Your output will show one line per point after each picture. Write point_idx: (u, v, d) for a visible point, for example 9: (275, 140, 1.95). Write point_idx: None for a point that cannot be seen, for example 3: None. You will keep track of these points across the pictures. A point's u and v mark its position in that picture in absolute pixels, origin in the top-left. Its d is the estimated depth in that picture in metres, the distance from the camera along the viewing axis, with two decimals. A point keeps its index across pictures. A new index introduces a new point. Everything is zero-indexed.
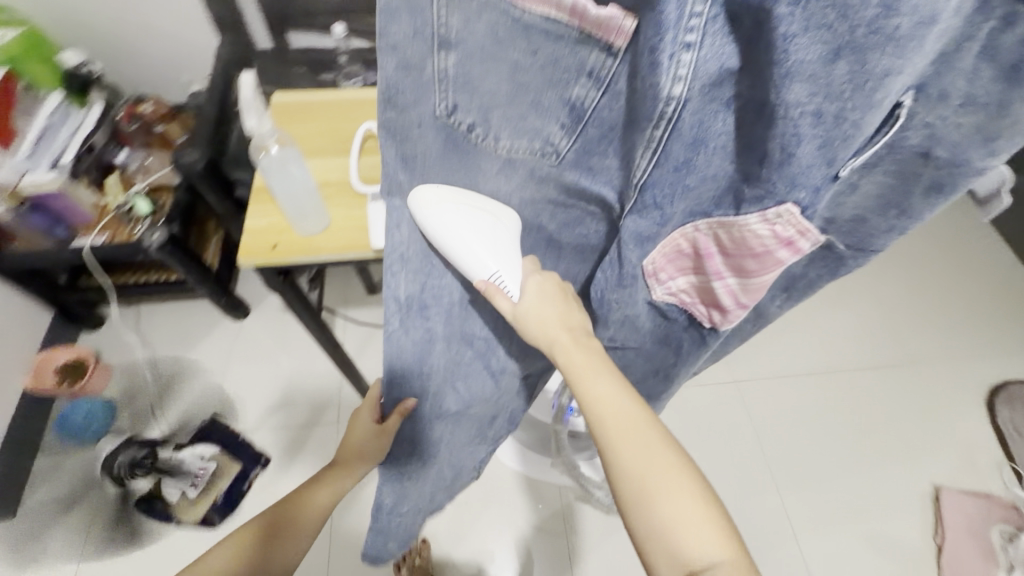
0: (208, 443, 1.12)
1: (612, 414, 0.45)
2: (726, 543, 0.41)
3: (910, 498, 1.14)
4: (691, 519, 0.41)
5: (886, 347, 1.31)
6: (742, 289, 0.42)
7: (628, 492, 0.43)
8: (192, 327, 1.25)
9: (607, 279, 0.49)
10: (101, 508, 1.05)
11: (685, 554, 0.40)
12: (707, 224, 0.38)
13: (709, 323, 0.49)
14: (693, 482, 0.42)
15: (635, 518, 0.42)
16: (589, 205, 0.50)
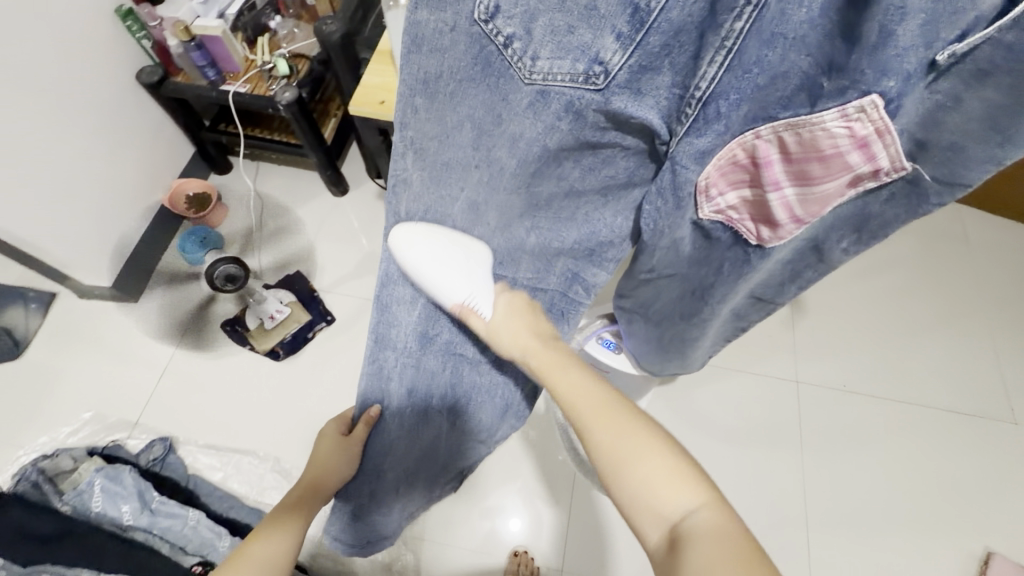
0: (288, 291, 1.25)
1: (587, 410, 0.54)
2: (701, 494, 0.45)
3: (951, 552, 1.04)
4: (657, 474, 0.47)
5: (981, 396, 1.17)
6: (798, 198, 0.45)
7: (606, 467, 0.50)
8: (298, 190, 1.39)
9: (654, 206, 0.50)
10: (195, 319, 1.23)
11: (664, 509, 0.45)
12: (772, 129, 0.39)
13: (755, 239, 0.52)
14: (665, 445, 0.49)
15: (620, 488, 0.48)
16: (625, 140, 0.47)
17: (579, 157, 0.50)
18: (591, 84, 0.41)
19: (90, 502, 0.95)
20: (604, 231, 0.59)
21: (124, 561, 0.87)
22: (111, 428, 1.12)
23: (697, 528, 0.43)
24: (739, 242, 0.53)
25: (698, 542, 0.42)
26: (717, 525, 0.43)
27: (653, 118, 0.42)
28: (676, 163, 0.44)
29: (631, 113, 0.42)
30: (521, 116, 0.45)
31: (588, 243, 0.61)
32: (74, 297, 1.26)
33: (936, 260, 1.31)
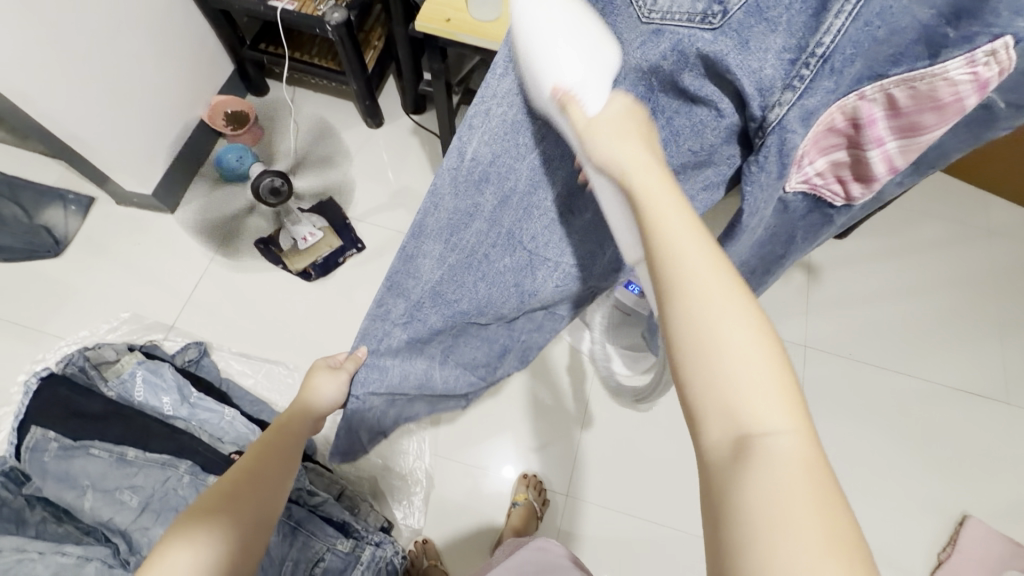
0: (320, 217, 1.28)
1: (683, 244, 0.35)
2: (793, 413, 0.31)
3: (930, 512, 1.12)
4: (751, 369, 0.32)
5: (978, 375, 1.22)
6: (899, 149, 0.44)
7: (687, 342, 0.33)
8: (334, 119, 1.40)
9: (754, 186, 0.43)
10: (229, 234, 1.26)
11: (745, 416, 0.31)
12: (880, 87, 0.38)
13: (842, 199, 0.51)
14: (764, 335, 0.33)
15: (693, 377, 0.33)
16: (721, 105, 0.42)
17: (670, 110, 0.44)
18: (706, 24, 0.37)
19: (132, 391, 1.01)
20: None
21: (167, 442, 0.94)
22: (149, 329, 1.17)
23: (778, 450, 0.29)
24: (819, 208, 0.53)
25: (781, 465, 0.28)
26: (805, 459, 0.29)
27: (752, 79, 0.38)
28: (782, 128, 0.39)
29: (733, 70, 0.38)
30: (623, 56, 0.42)
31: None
32: (113, 202, 1.28)
33: (954, 245, 1.34)
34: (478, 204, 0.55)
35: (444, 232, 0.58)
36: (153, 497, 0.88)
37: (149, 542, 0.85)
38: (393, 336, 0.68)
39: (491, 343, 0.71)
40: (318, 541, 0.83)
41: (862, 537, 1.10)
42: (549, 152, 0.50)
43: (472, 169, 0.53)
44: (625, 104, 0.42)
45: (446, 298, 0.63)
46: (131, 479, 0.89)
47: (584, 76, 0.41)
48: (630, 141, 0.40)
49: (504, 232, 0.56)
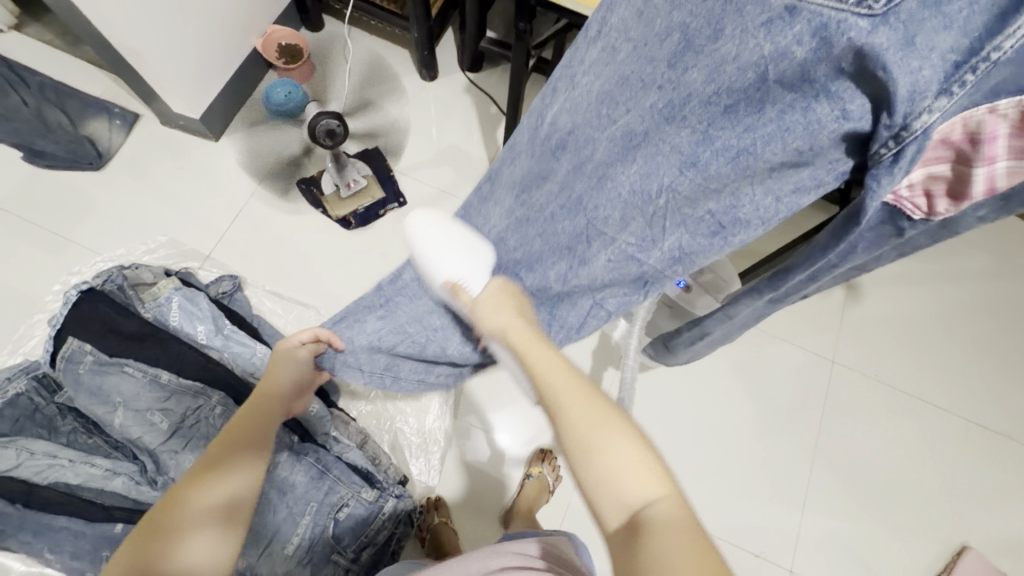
0: (364, 164, 1.25)
1: (560, 384, 0.51)
2: (663, 486, 0.44)
3: (932, 538, 1.13)
4: (620, 458, 0.45)
5: (1002, 414, 1.21)
6: (1005, 172, 0.41)
7: (575, 446, 0.47)
8: (387, 65, 1.35)
9: (878, 194, 0.40)
10: (271, 169, 1.24)
11: (625, 496, 0.44)
12: (1017, 105, 0.37)
13: (920, 215, 0.47)
14: (619, 424, 0.47)
15: (580, 471, 0.46)
16: (849, 103, 0.37)
17: (784, 104, 0.40)
18: (864, 10, 0.33)
19: (168, 315, 1.01)
20: (747, 211, 0.47)
21: (200, 371, 0.94)
22: (184, 256, 1.17)
23: (655, 515, 0.42)
24: (892, 221, 0.49)
25: (657, 529, 0.40)
26: (674, 514, 0.42)
27: (901, 84, 0.34)
28: (927, 138, 0.35)
29: (887, 68, 0.34)
30: (748, 32, 0.39)
31: (720, 217, 0.49)
32: (158, 121, 1.26)
33: (1001, 280, 1.32)
34: (554, 166, 0.57)
35: (524, 178, 0.61)
36: (184, 421, 0.90)
37: (177, 465, 0.87)
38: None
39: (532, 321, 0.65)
40: (343, 487, 0.85)
41: (860, 553, 1.11)
42: (632, 125, 0.48)
43: (553, 134, 0.57)
44: (500, 286, 0.62)
45: (507, 245, 0.65)
46: (162, 403, 0.90)
47: (468, 271, 0.63)
48: (506, 311, 0.59)
49: (572, 196, 0.56)
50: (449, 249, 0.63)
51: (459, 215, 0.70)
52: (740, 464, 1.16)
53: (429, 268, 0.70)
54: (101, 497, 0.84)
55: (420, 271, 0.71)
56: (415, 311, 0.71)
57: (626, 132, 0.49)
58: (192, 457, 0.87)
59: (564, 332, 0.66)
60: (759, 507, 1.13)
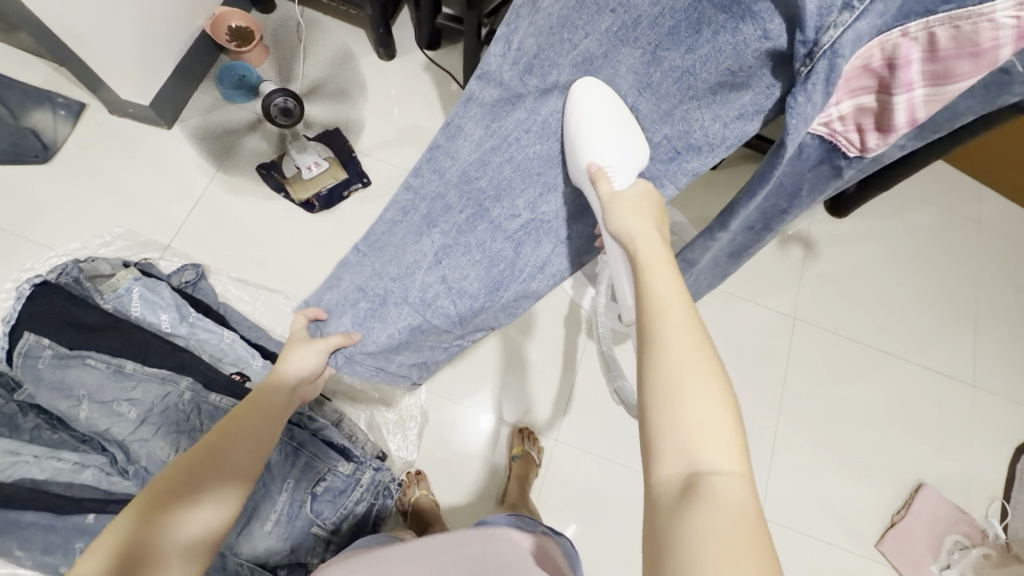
0: (325, 146, 1.24)
1: (672, 316, 0.47)
2: (738, 460, 0.41)
3: (892, 479, 1.19)
4: (703, 414, 0.42)
5: (951, 358, 1.28)
6: (922, 99, 0.45)
7: (660, 388, 0.44)
8: (342, 46, 1.33)
9: (797, 116, 0.43)
10: (228, 155, 1.21)
11: (697, 455, 0.41)
12: (923, 26, 0.40)
13: (856, 150, 0.51)
14: (714, 384, 0.44)
15: (652, 416, 0.43)
16: (769, 24, 0.42)
17: (720, 24, 0.44)
18: None
19: (129, 306, 0.98)
20: (699, 135, 0.54)
21: (167, 358, 0.92)
22: (143, 247, 1.14)
23: (718, 486, 0.39)
24: (829, 158, 0.53)
25: (714, 504, 0.38)
26: (742, 497, 0.39)
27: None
28: (835, 54, 0.39)
29: None
30: None
31: (676, 142, 0.56)
32: (106, 111, 1.22)
33: (947, 234, 1.38)
34: (519, 92, 0.59)
35: (484, 119, 0.63)
36: (152, 410, 0.87)
37: (148, 453, 0.85)
38: (416, 215, 0.73)
39: (490, 258, 0.71)
40: (321, 462, 0.86)
41: (827, 499, 1.16)
42: (591, 50, 0.53)
43: (518, 58, 0.56)
44: (646, 188, 0.57)
45: (468, 179, 0.67)
46: (129, 393, 0.88)
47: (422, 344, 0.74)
48: (646, 220, 0.55)
49: (541, 125, 0.62)
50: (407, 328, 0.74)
51: (420, 172, 0.70)
52: None
53: (401, 222, 0.75)
54: (70, 491, 0.83)
55: (393, 224, 0.75)
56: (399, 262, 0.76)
57: (586, 57, 0.54)
58: (162, 444, 0.85)
59: (527, 271, 0.71)
60: None
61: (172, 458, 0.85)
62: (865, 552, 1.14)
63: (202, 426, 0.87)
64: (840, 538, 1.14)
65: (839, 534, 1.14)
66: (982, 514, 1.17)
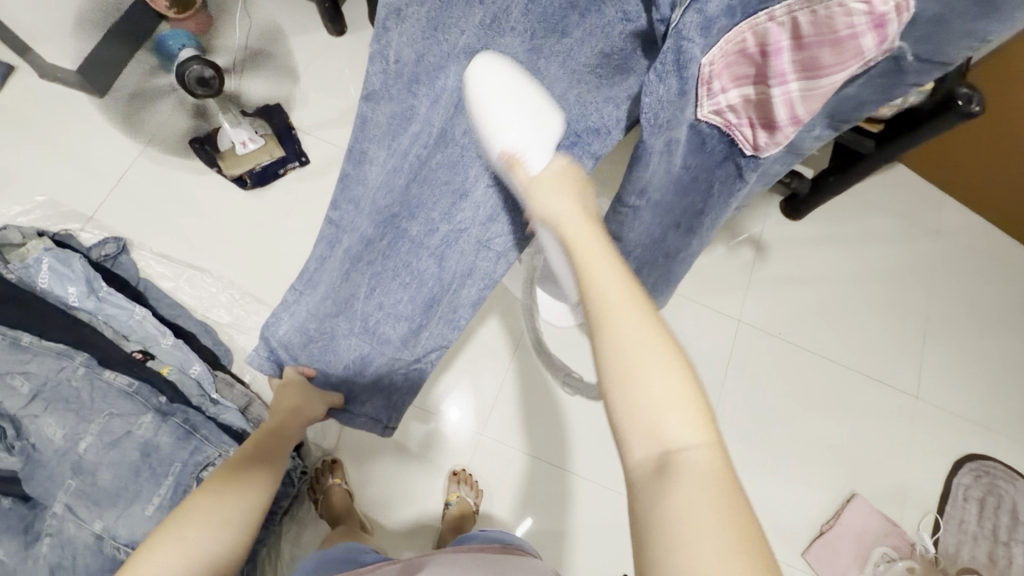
0: (264, 122, 1.20)
1: (607, 289, 0.41)
2: (705, 431, 0.37)
3: (826, 488, 1.17)
4: (655, 392, 0.37)
5: (897, 369, 1.26)
6: (802, 95, 0.40)
7: (612, 366, 0.39)
8: (291, 20, 1.28)
9: (650, 98, 0.40)
10: (161, 126, 1.17)
11: (661, 434, 0.37)
12: (787, 9, 0.35)
13: (750, 148, 0.46)
14: (668, 351, 0.39)
15: (614, 394, 0.38)
16: (626, 6, 0.49)
17: (582, 7, 0.50)
18: None
19: (36, 277, 0.94)
20: (596, 117, 0.55)
21: (66, 332, 0.91)
22: (63, 217, 1.09)
23: (691, 461, 0.36)
24: (733, 156, 0.49)
25: (692, 476, 0.34)
26: (710, 468, 0.35)
27: None
28: (679, 36, 0.36)
29: None
30: None
31: (575, 127, 0.56)
32: (36, 74, 1.18)
33: (904, 243, 1.35)
34: (412, 104, 0.59)
35: (386, 135, 0.62)
36: (45, 385, 0.85)
37: (37, 429, 0.83)
38: (341, 246, 0.71)
39: (418, 279, 0.67)
40: (212, 447, 0.86)
41: (759, 505, 1.14)
42: (472, 44, 0.55)
43: (400, 69, 0.57)
44: (560, 168, 0.50)
45: (383, 209, 0.65)
46: (24, 366, 0.85)
47: (530, 142, 0.51)
48: (562, 192, 0.48)
49: (439, 134, 0.61)
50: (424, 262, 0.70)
51: (337, 205, 0.70)
52: None
53: (330, 255, 0.73)
54: None
55: (322, 259, 0.73)
56: (324, 294, 0.73)
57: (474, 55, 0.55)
58: (52, 421, 0.83)
59: (456, 278, 0.66)
60: None
61: (58, 435, 0.83)
62: (792, 561, 1.12)
63: (95, 404, 0.85)
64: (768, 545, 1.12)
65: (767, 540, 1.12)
66: (913, 528, 1.15)
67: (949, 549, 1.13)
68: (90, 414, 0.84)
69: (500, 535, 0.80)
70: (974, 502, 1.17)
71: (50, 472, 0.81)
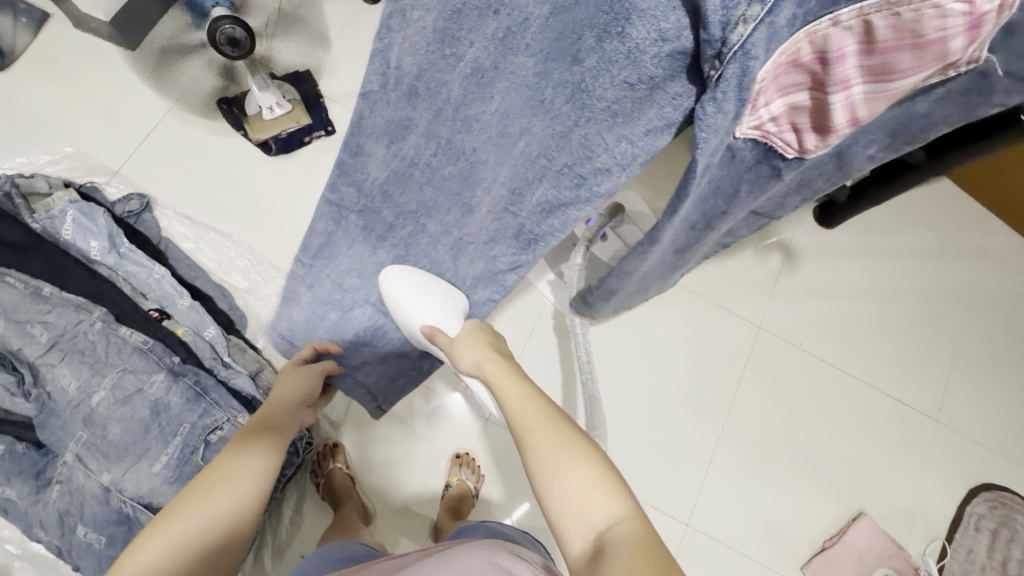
0: (292, 88, 1.18)
1: (525, 413, 0.57)
2: (621, 503, 0.48)
3: (833, 504, 1.14)
4: (573, 485, 0.49)
5: (920, 390, 1.22)
6: (866, 98, 0.34)
7: (539, 464, 0.52)
8: None
9: (706, 128, 0.36)
10: (189, 84, 1.16)
11: (587, 518, 0.47)
12: (858, 11, 0.29)
13: (794, 153, 0.40)
14: (585, 450, 0.52)
15: (546, 493, 0.51)
16: (664, 23, 0.34)
17: (600, 29, 0.36)
18: None
19: (60, 229, 0.93)
20: (604, 159, 0.45)
21: (86, 286, 0.91)
22: (90, 170, 1.10)
23: (616, 533, 0.45)
24: (768, 160, 0.42)
25: (618, 548, 0.43)
26: (636, 533, 0.44)
27: None
28: (745, 56, 0.31)
29: None
30: None
31: (579, 168, 0.48)
32: (70, 24, 1.17)
33: (942, 260, 1.30)
34: (411, 117, 0.52)
35: (389, 134, 0.55)
36: (63, 336, 0.86)
37: (52, 379, 0.84)
38: (349, 225, 0.68)
39: (435, 266, 0.71)
40: (219, 411, 0.87)
41: (763, 515, 1.13)
42: (479, 60, 0.43)
43: (400, 78, 0.49)
44: (475, 324, 0.71)
45: (394, 199, 0.64)
46: (44, 316, 0.87)
47: (438, 319, 0.70)
48: (482, 347, 0.68)
49: (443, 142, 0.53)
50: (419, 295, 0.70)
51: (335, 188, 0.65)
52: (653, 422, 1.15)
53: (338, 230, 0.70)
54: None
55: (329, 236, 0.70)
56: (348, 272, 0.73)
57: (476, 65, 0.44)
58: (67, 372, 0.84)
59: (469, 280, 0.71)
60: (667, 466, 1.13)
61: (72, 387, 0.84)
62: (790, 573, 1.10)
63: (109, 359, 0.86)
64: (767, 555, 1.11)
65: (766, 551, 1.11)
66: (918, 552, 1.13)
67: None
68: (104, 368, 0.86)
69: (493, 527, 0.78)
70: (987, 533, 1.14)
71: (63, 421, 0.83)
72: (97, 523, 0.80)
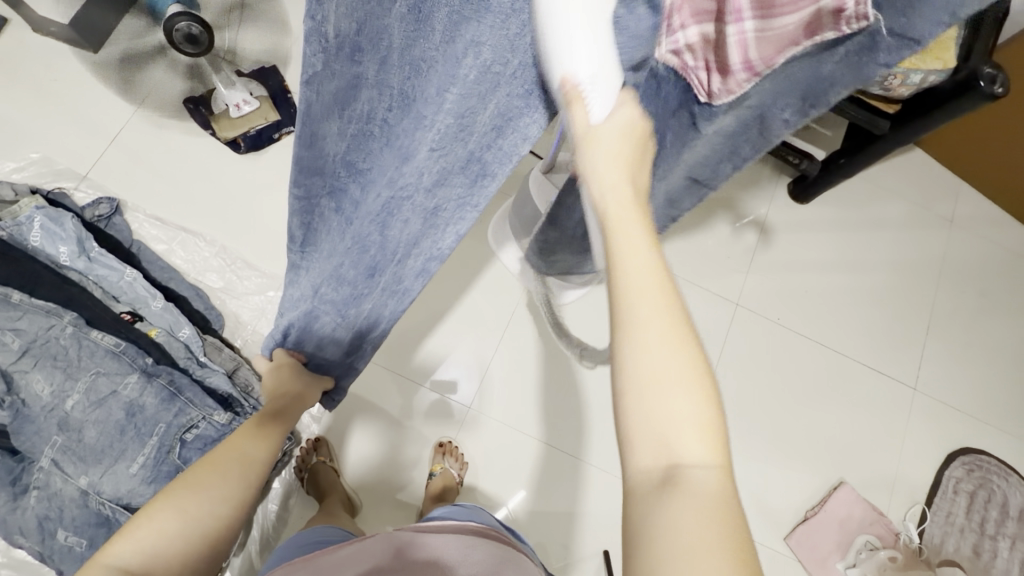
0: (260, 85, 1.17)
1: (638, 278, 0.34)
2: (719, 452, 0.33)
3: (815, 475, 1.16)
4: (681, 405, 0.33)
5: (895, 359, 1.24)
6: (756, 36, 0.34)
7: (632, 372, 0.33)
8: None
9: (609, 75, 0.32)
10: (153, 85, 1.15)
11: (672, 446, 0.32)
12: None
13: (703, 94, 0.40)
14: (697, 369, 0.34)
15: (628, 396, 0.33)
16: None
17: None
18: None
19: (27, 235, 0.93)
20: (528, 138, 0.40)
21: (56, 291, 0.91)
22: (57, 175, 1.09)
23: (700, 482, 0.32)
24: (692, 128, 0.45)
25: (697, 498, 0.31)
26: (723, 491, 0.32)
27: None
28: None
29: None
30: None
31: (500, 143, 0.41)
32: (29, 29, 1.16)
33: (914, 231, 1.31)
34: (359, 74, 0.37)
35: (338, 100, 0.40)
36: (35, 342, 0.86)
37: (26, 385, 0.84)
38: (320, 207, 0.54)
39: (361, 243, 0.54)
40: (194, 410, 0.88)
41: (746, 487, 1.14)
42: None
43: (340, 38, 0.34)
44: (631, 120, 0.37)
45: (353, 168, 0.47)
46: (14, 322, 0.86)
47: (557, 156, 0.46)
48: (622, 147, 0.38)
49: (395, 101, 0.38)
50: None
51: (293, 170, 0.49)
52: None
53: (309, 216, 0.56)
54: None
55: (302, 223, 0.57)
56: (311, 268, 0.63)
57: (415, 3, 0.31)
58: (41, 377, 0.84)
59: (401, 248, 0.54)
60: None
61: (46, 392, 0.84)
62: (775, 545, 1.11)
63: (81, 363, 0.86)
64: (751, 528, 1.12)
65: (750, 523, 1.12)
66: (899, 518, 1.14)
67: (933, 541, 1.13)
68: (77, 372, 0.86)
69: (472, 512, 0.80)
70: (965, 495, 1.16)
71: (38, 426, 0.83)
72: (78, 525, 0.81)
